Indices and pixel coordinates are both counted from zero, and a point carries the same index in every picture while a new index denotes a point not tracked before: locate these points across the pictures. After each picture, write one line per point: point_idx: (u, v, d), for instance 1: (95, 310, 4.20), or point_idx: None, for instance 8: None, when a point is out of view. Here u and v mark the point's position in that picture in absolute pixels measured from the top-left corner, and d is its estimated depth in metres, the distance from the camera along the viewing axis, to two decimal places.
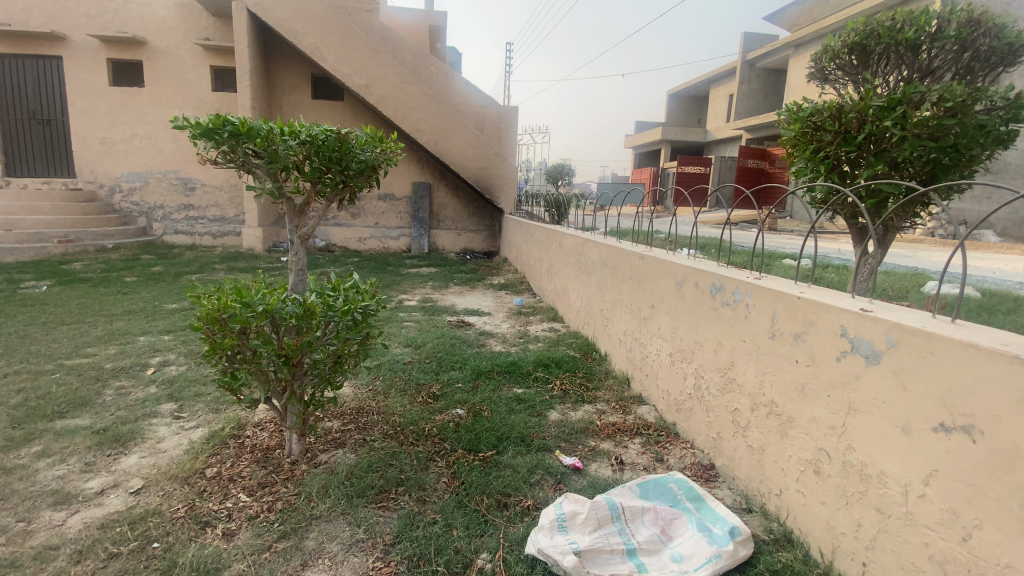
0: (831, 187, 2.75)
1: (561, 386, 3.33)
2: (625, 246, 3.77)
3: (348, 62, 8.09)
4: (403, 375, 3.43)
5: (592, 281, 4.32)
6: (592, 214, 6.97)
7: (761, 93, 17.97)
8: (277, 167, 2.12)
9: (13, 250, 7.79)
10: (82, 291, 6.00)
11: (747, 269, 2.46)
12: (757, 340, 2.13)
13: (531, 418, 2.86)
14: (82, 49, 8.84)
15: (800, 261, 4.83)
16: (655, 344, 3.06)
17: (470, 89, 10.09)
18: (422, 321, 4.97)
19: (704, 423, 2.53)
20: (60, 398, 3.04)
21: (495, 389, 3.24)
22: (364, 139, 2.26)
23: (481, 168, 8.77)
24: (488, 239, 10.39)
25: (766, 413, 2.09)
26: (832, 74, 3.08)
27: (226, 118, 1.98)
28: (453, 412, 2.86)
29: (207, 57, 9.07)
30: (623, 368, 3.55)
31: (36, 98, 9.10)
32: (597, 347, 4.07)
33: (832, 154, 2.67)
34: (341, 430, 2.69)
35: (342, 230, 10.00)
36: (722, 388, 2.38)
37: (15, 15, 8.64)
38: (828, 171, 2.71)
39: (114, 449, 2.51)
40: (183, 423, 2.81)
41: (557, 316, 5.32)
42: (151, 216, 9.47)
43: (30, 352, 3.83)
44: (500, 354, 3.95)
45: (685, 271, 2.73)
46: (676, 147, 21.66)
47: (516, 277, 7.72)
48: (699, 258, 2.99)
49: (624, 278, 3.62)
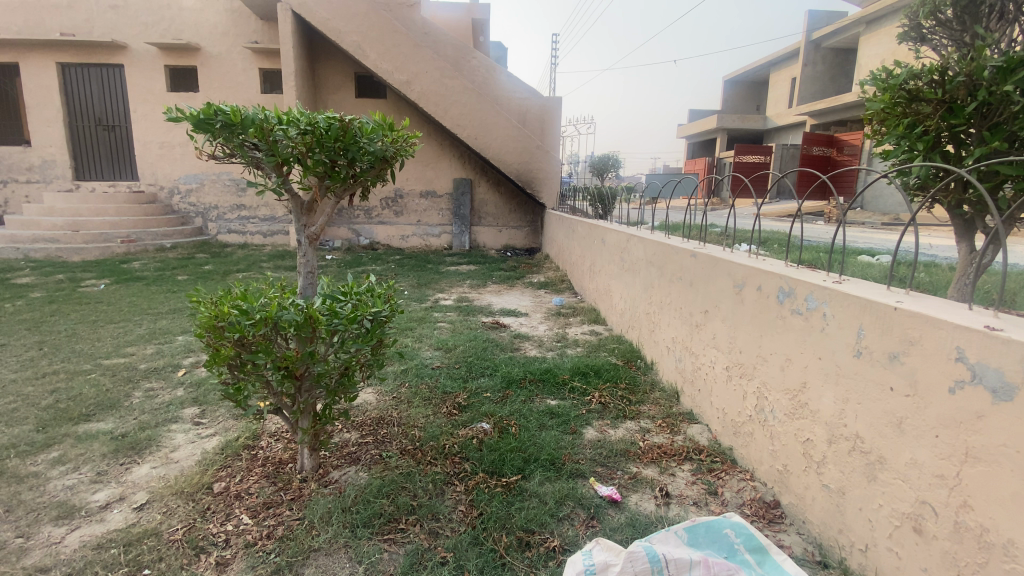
0: (932, 170, 2.28)
1: (600, 399, 3.01)
2: (675, 241, 3.39)
3: (388, 59, 7.99)
4: (430, 382, 3.21)
5: (636, 281, 3.96)
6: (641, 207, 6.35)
7: (828, 76, 16.65)
8: (276, 161, 1.94)
9: (80, 250, 8.27)
10: (135, 289, 6.22)
11: (822, 270, 2.06)
12: (838, 359, 1.74)
13: (564, 436, 2.56)
14: (141, 57, 9.23)
15: (880, 259, 4.24)
16: (709, 355, 2.69)
17: (513, 81, 9.84)
18: (456, 322, 4.76)
19: (767, 451, 2.15)
20: (89, 400, 3.03)
21: (526, 400, 2.97)
22: (371, 126, 2.03)
23: (523, 161, 8.49)
24: (530, 236, 10.11)
25: (847, 447, 1.70)
26: (932, 32, 2.71)
27: (217, 107, 1.83)
28: (478, 426, 2.61)
29: (255, 60, 9.28)
30: (671, 379, 3.19)
31: (102, 106, 9.64)
32: (641, 354, 3.71)
33: (932, 129, 2.19)
34: (358, 443, 2.49)
35: (385, 228, 9.98)
36: (791, 412, 2.00)
37: (81, 26, 9.09)
38: (927, 150, 2.24)
39: (128, 458, 2.43)
40: (200, 431, 2.70)
41: (598, 317, 4.98)
42: (206, 216, 9.83)
43: (74, 351, 3.91)
44: (534, 360, 3.66)
45: (745, 272, 2.34)
46: (731, 136, 20.51)
47: (558, 275, 7.40)
48: (762, 257, 2.58)
49: (672, 278, 3.25)
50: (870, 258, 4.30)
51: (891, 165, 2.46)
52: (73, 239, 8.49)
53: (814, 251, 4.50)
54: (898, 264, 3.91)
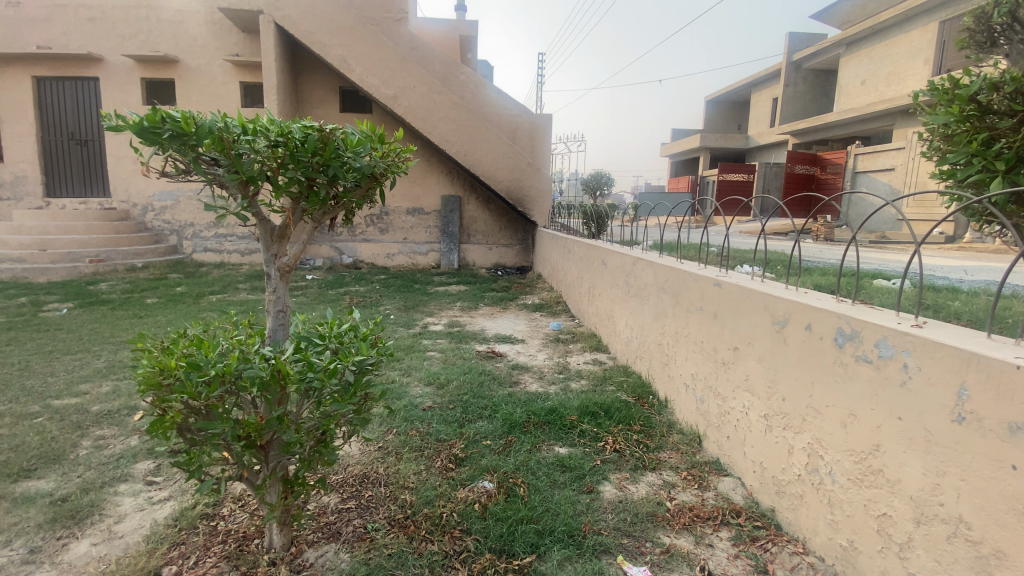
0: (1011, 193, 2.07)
1: (614, 445, 2.66)
2: (688, 266, 3.07)
3: (375, 73, 7.71)
4: (420, 429, 2.83)
5: (644, 308, 3.63)
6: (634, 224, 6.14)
7: (809, 96, 16.95)
8: (240, 178, 1.58)
9: (46, 271, 7.79)
10: (99, 314, 5.74)
11: (888, 311, 1.79)
12: (928, 422, 1.45)
13: (581, 498, 2.20)
14: (117, 70, 8.80)
15: (898, 282, 3.99)
16: (740, 399, 2.37)
17: (501, 97, 9.61)
18: (448, 351, 4.39)
19: (824, 520, 1.85)
20: (30, 452, 2.58)
21: (532, 450, 2.61)
22: (358, 137, 1.69)
23: (515, 178, 8.22)
24: (521, 254, 9.81)
25: (943, 532, 1.41)
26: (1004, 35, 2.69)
27: (166, 113, 1.46)
28: (480, 486, 2.25)
29: (236, 73, 8.93)
30: (690, 421, 2.84)
31: (73, 119, 9.13)
32: (653, 389, 3.36)
33: (1013, 147, 2.00)
34: (338, 511, 2.11)
35: (370, 246, 9.58)
36: (860, 478, 1.70)
37: (55, 38, 8.60)
38: (1007, 170, 2.02)
39: (65, 530, 2.00)
40: (152, 494, 2.26)
41: (600, 344, 4.64)
42: (181, 234, 9.31)
43: (23, 389, 3.44)
44: (536, 397, 3.29)
45: (787, 307, 2.05)
46: (715, 155, 20.61)
47: (552, 296, 7.09)
48: (800, 288, 2.28)
49: (689, 309, 2.91)
50: (886, 282, 4.09)
51: (958, 185, 2.26)
52: (39, 258, 7.98)
53: (819, 274, 4.27)
54: (918, 290, 3.69)
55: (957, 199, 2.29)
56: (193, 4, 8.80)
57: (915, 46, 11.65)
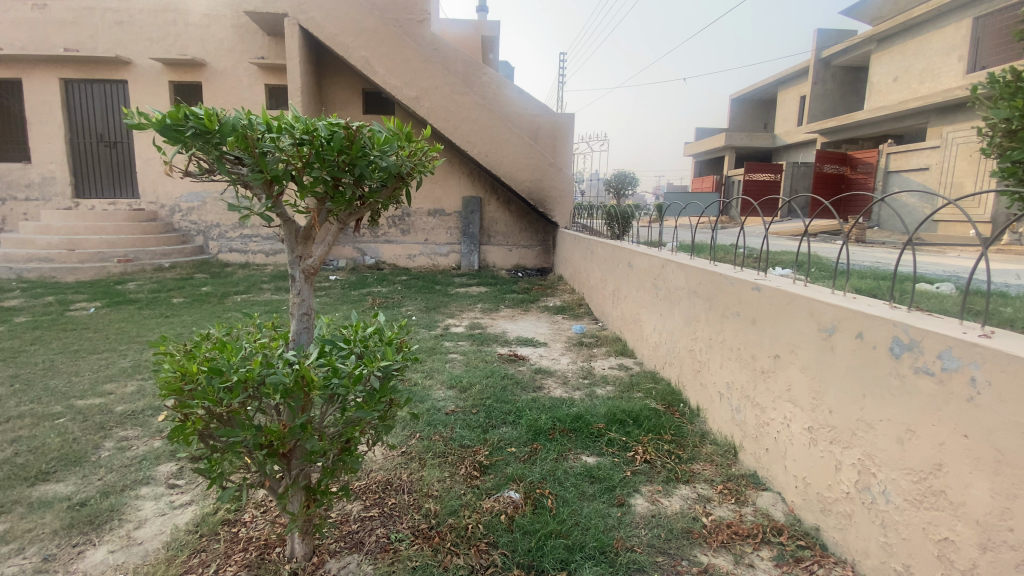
0: None
1: (644, 456, 2.56)
2: (723, 269, 2.93)
3: (397, 74, 7.72)
4: (444, 434, 2.77)
5: (674, 313, 3.51)
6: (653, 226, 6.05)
7: (838, 94, 16.47)
8: (265, 178, 1.52)
9: (75, 270, 7.97)
10: (126, 313, 5.83)
11: (949, 319, 1.66)
12: (997, 441, 1.34)
13: (611, 511, 2.10)
14: (146, 73, 9.00)
15: (942, 287, 3.79)
16: (781, 410, 2.25)
17: (523, 97, 9.55)
18: (469, 353, 4.33)
19: (876, 542, 1.73)
20: (50, 454, 2.60)
21: (559, 458, 2.52)
22: (385, 135, 1.63)
23: (536, 178, 8.12)
24: (542, 255, 9.72)
25: (1015, 561, 1.30)
26: None
27: (189, 111, 1.42)
28: (506, 496, 2.17)
29: (261, 76, 9.06)
30: (724, 431, 2.72)
31: (104, 122, 9.39)
32: (683, 397, 3.23)
33: None
34: (361, 519, 2.05)
35: (391, 247, 9.60)
36: (917, 499, 1.58)
37: (84, 42, 8.81)
38: None
39: (84, 537, 1.99)
40: (173, 498, 2.24)
41: (626, 348, 4.53)
42: (207, 234, 9.48)
43: (47, 389, 3.48)
44: (561, 403, 3.20)
45: (835, 314, 1.92)
46: (740, 154, 20.18)
47: (574, 298, 6.97)
48: (849, 293, 2.14)
49: (724, 314, 2.78)
50: (929, 286, 3.88)
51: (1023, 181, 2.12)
52: (68, 258, 8.19)
53: (859, 278, 4.07)
54: (967, 295, 3.48)
55: (1020, 197, 2.16)
56: (219, 8, 8.95)
57: (950, 42, 11.19)
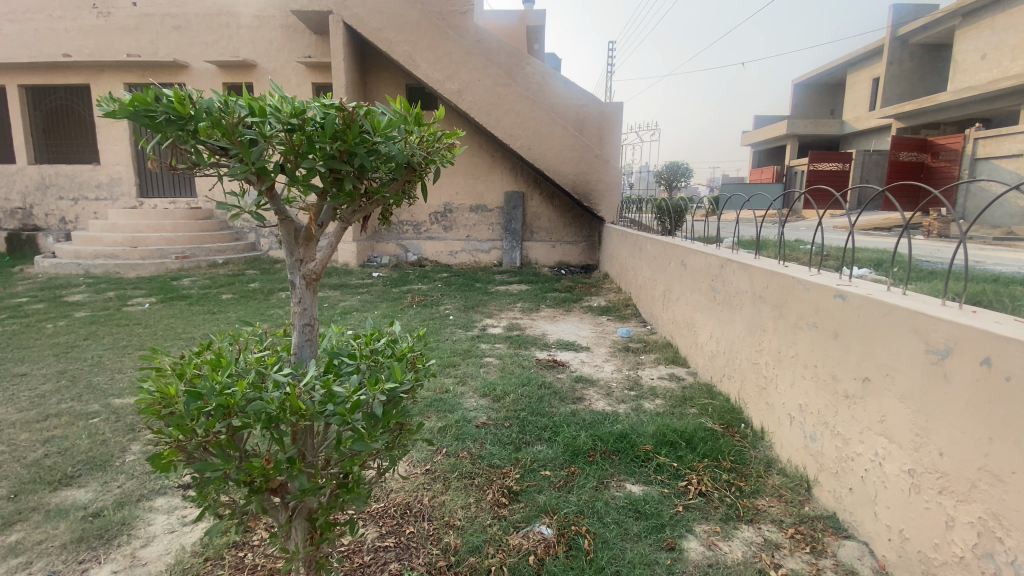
0: None
1: (699, 487, 2.22)
2: (795, 272, 2.53)
3: (440, 68, 7.56)
4: (472, 450, 2.53)
5: (735, 320, 3.12)
6: (705, 220, 5.57)
7: (917, 74, 15.02)
8: (250, 172, 1.32)
9: (136, 266, 8.31)
10: (176, 309, 5.99)
11: None
12: None
13: (658, 557, 1.80)
14: (202, 76, 9.30)
15: None
16: (871, 445, 1.86)
17: (569, 87, 9.17)
18: (506, 357, 4.08)
19: None
20: (78, 456, 2.57)
21: (599, 486, 2.22)
22: (390, 117, 1.39)
23: (581, 171, 7.75)
24: (586, 251, 9.36)
25: None
26: None
27: (161, 93, 1.25)
28: (536, 532, 1.91)
29: (308, 75, 9.18)
30: (796, 461, 2.33)
31: None
32: (744, 416, 2.85)
33: None
34: (376, 549, 1.85)
35: (433, 243, 9.49)
36: None
37: (145, 47, 9.20)
38: None
39: (92, 552, 1.90)
40: (186, 513, 2.13)
41: (677, 356, 4.14)
42: (258, 232, 9.73)
43: (88, 386, 3.52)
44: (604, 418, 2.90)
45: (948, 333, 1.53)
46: (803, 143, 18.83)
47: (620, 298, 6.58)
48: (963, 306, 1.71)
49: (798, 324, 2.38)
50: None
51: None
52: (131, 255, 8.58)
53: (953, 280, 3.50)
54: None
55: None
56: (269, 9, 9.10)
57: None
